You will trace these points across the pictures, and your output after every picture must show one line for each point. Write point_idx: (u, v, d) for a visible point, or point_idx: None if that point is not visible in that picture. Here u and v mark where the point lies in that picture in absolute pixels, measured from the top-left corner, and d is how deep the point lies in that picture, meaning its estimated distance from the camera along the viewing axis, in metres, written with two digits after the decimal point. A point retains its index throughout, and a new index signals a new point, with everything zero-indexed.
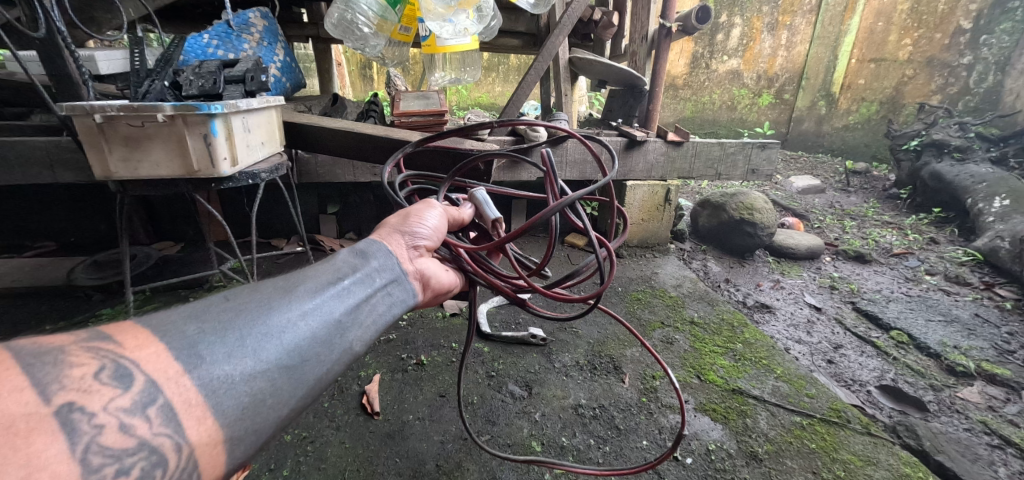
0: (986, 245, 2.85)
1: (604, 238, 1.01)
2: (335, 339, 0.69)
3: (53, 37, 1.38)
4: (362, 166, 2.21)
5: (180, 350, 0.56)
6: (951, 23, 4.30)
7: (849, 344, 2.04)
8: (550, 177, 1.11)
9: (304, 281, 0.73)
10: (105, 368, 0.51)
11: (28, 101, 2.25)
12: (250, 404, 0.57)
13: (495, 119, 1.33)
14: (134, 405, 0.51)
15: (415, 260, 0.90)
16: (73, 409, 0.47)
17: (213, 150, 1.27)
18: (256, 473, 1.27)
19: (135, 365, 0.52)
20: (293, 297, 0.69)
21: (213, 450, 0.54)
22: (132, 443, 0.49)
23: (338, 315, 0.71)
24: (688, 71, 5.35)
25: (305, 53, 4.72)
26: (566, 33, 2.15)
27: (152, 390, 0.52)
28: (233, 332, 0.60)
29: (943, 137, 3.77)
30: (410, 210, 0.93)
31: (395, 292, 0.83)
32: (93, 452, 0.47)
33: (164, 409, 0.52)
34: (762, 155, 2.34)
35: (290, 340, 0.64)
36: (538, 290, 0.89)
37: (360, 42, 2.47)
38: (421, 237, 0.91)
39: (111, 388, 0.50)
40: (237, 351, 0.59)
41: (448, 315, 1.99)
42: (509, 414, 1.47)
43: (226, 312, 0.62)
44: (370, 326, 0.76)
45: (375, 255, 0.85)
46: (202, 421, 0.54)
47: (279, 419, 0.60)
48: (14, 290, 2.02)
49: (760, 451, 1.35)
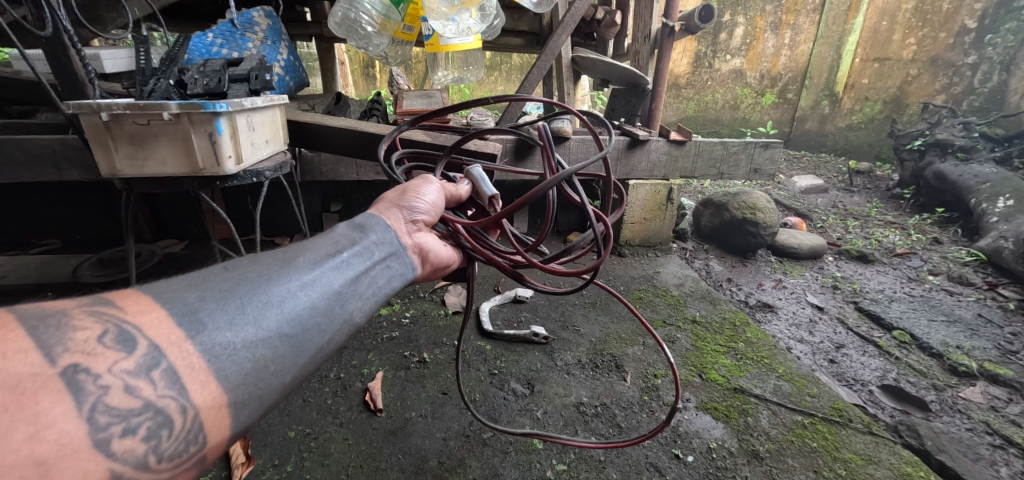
0: (989, 245, 2.84)
1: (600, 214, 1.03)
2: (335, 309, 0.70)
3: (59, 36, 1.40)
4: (365, 164, 2.22)
5: (182, 316, 0.56)
6: (957, 22, 4.31)
7: (851, 343, 2.04)
8: (547, 151, 1.13)
9: (303, 253, 0.74)
10: (108, 332, 0.52)
11: (33, 100, 2.26)
12: (253, 370, 0.58)
13: (494, 95, 1.31)
14: (139, 367, 0.51)
15: (413, 234, 0.92)
16: (78, 370, 0.48)
17: (218, 148, 1.28)
18: (260, 469, 1.27)
19: (138, 329, 0.53)
20: (292, 268, 0.70)
21: (218, 413, 0.55)
22: (137, 404, 0.50)
23: (337, 287, 0.72)
24: (691, 71, 5.24)
25: (308, 52, 4.72)
26: (569, 33, 2.12)
27: (156, 354, 0.53)
28: (233, 301, 0.61)
29: (947, 137, 3.76)
30: (407, 186, 0.95)
31: (394, 266, 0.85)
32: (99, 411, 0.48)
33: (167, 373, 0.53)
34: (765, 155, 2.31)
35: (290, 309, 0.65)
36: (536, 264, 0.89)
37: (364, 41, 2.48)
38: (419, 211, 0.93)
39: (115, 351, 0.51)
40: (238, 318, 0.60)
41: (450, 313, 2.00)
42: (511, 412, 1.48)
43: (227, 282, 0.63)
44: (370, 298, 0.77)
45: (374, 228, 0.86)
46: (205, 385, 0.54)
47: (282, 386, 0.61)
48: (20, 286, 2.04)
49: (762, 449, 1.36)
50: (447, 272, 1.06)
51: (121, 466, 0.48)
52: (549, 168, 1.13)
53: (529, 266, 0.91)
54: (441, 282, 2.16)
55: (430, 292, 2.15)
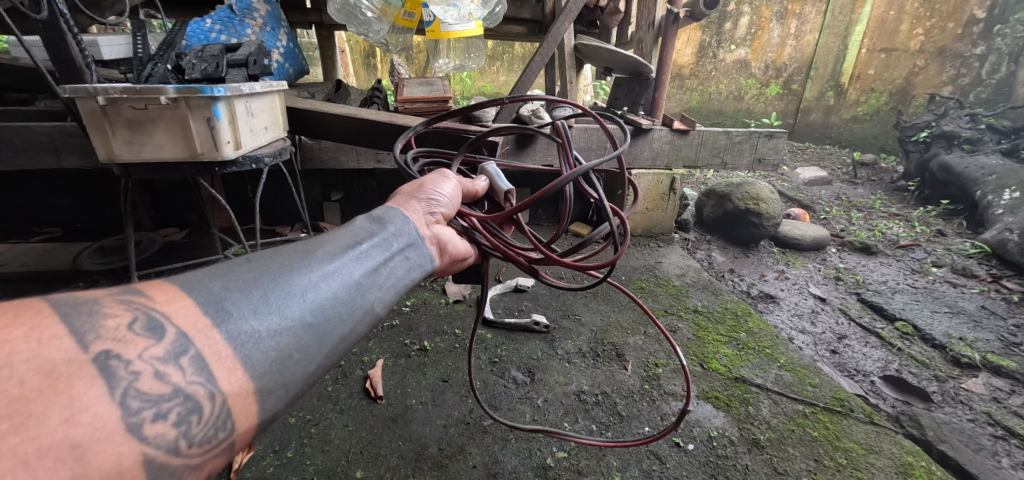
0: (994, 238, 2.81)
1: (616, 208, 1.00)
2: (356, 300, 0.69)
3: (56, 20, 1.38)
4: (365, 152, 2.20)
5: (208, 305, 0.56)
6: (965, 12, 4.28)
7: (853, 335, 2.03)
8: (564, 148, 1.11)
9: (324, 244, 0.73)
10: (138, 320, 0.51)
11: (32, 87, 2.26)
12: (277, 359, 0.57)
13: (508, 93, 1.30)
14: (168, 354, 0.50)
15: (431, 225, 0.91)
16: (110, 357, 0.47)
17: (216, 134, 1.27)
18: (261, 454, 1.28)
19: (166, 317, 0.53)
20: (314, 259, 0.69)
21: (245, 400, 0.54)
22: (168, 390, 0.49)
23: (358, 278, 0.71)
24: (695, 61, 5.11)
25: (306, 41, 4.67)
26: (572, 19, 2.09)
27: (184, 342, 0.52)
28: (258, 290, 0.60)
29: (954, 129, 3.74)
30: (425, 180, 0.94)
31: (412, 256, 0.84)
32: (131, 396, 0.46)
33: (196, 359, 0.52)
34: (769, 145, 2.28)
35: (313, 299, 0.64)
36: (552, 259, 0.86)
37: (363, 27, 2.47)
38: (437, 203, 0.92)
39: (144, 338, 0.50)
40: (263, 308, 0.59)
41: (451, 302, 2.00)
42: (511, 400, 1.48)
43: (250, 272, 0.62)
44: (390, 289, 0.76)
45: (391, 220, 0.85)
46: (232, 372, 0.53)
47: (306, 374, 0.60)
48: (18, 273, 2.04)
49: (763, 438, 1.35)
50: (462, 268, 1.04)
51: (153, 451, 0.46)
52: (566, 166, 1.11)
53: (546, 261, 0.89)
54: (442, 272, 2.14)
55: (431, 281, 2.15)
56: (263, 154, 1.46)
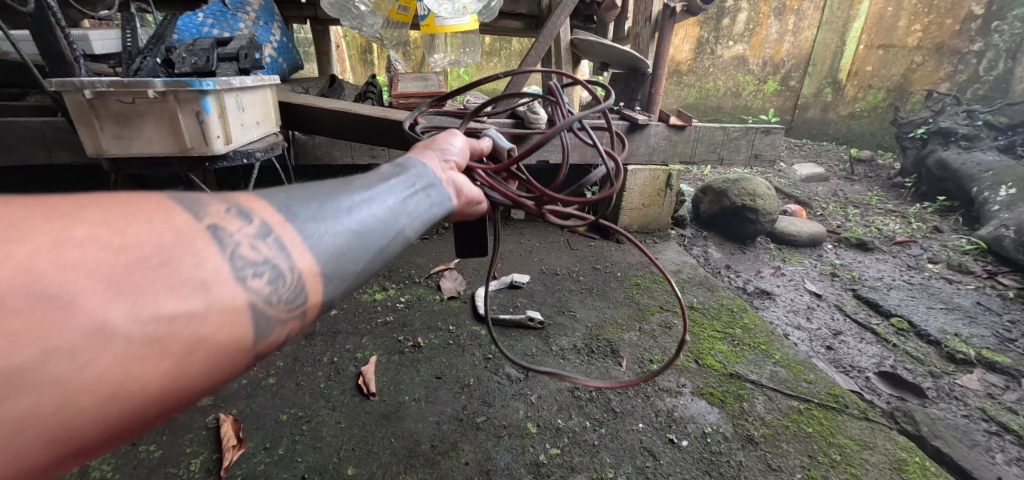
0: (990, 234, 2.80)
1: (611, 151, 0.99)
2: (396, 221, 0.67)
3: (44, 13, 1.36)
4: (359, 147, 2.20)
5: (280, 204, 0.55)
6: (963, 9, 4.30)
7: (849, 331, 2.03)
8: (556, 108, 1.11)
9: (359, 176, 0.70)
10: (230, 205, 0.51)
11: (23, 82, 2.23)
12: (339, 253, 0.56)
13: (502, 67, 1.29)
14: (258, 234, 0.50)
15: (447, 171, 0.86)
16: (218, 227, 0.48)
17: (205, 129, 1.24)
18: (252, 452, 1.27)
19: (251, 207, 0.52)
20: (356, 184, 0.66)
21: (315, 281, 0.53)
22: (261, 258, 0.49)
23: (395, 203, 0.68)
24: (693, 57, 5.04)
25: (301, 36, 4.62)
26: (569, 13, 2.06)
27: (269, 226, 0.52)
28: (317, 200, 0.59)
29: (951, 125, 3.73)
30: (435, 136, 0.92)
31: (435, 195, 0.79)
32: (238, 257, 0.47)
33: (279, 242, 0.51)
34: (766, 141, 2.21)
35: (363, 212, 0.62)
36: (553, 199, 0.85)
37: (356, 21, 2.44)
38: (451, 152, 0.89)
39: (238, 218, 0.50)
40: (324, 212, 0.57)
41: (446, 298, 1.99)
42: (506, 395, 1.47)
43: (309, 187, 0.61)
44: (421, 221, 0.73)
45: (413, 165, 0.80)
46: (306, 254, 0.53)
47: (356, 274, 0.58)
48: None
49: (757, 435, 1.35)
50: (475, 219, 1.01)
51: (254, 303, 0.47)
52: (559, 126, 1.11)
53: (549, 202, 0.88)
54: (437, 267, 2.14)
55: (426, 277, 2.14)
56: (254, 149, 1.43)
